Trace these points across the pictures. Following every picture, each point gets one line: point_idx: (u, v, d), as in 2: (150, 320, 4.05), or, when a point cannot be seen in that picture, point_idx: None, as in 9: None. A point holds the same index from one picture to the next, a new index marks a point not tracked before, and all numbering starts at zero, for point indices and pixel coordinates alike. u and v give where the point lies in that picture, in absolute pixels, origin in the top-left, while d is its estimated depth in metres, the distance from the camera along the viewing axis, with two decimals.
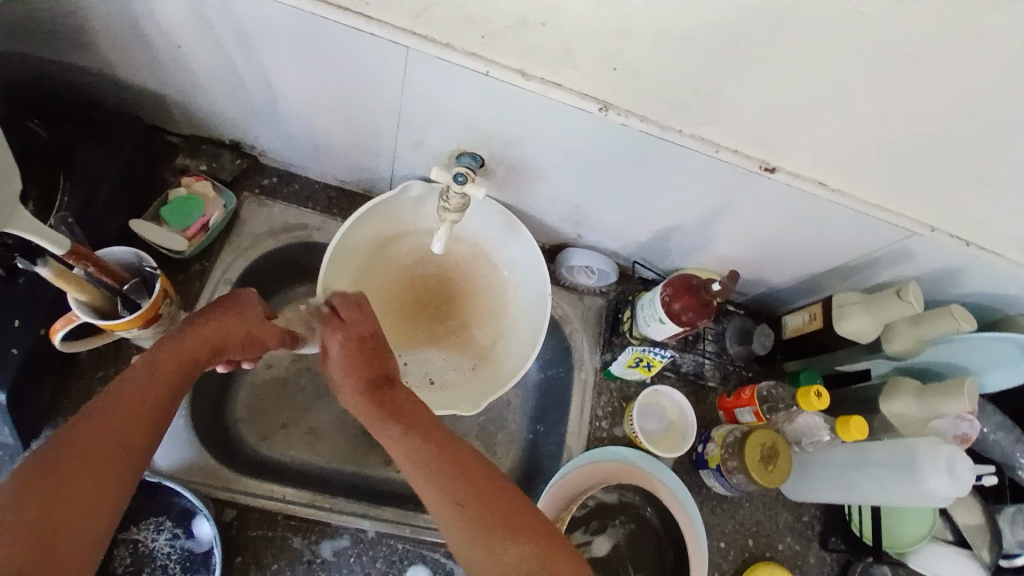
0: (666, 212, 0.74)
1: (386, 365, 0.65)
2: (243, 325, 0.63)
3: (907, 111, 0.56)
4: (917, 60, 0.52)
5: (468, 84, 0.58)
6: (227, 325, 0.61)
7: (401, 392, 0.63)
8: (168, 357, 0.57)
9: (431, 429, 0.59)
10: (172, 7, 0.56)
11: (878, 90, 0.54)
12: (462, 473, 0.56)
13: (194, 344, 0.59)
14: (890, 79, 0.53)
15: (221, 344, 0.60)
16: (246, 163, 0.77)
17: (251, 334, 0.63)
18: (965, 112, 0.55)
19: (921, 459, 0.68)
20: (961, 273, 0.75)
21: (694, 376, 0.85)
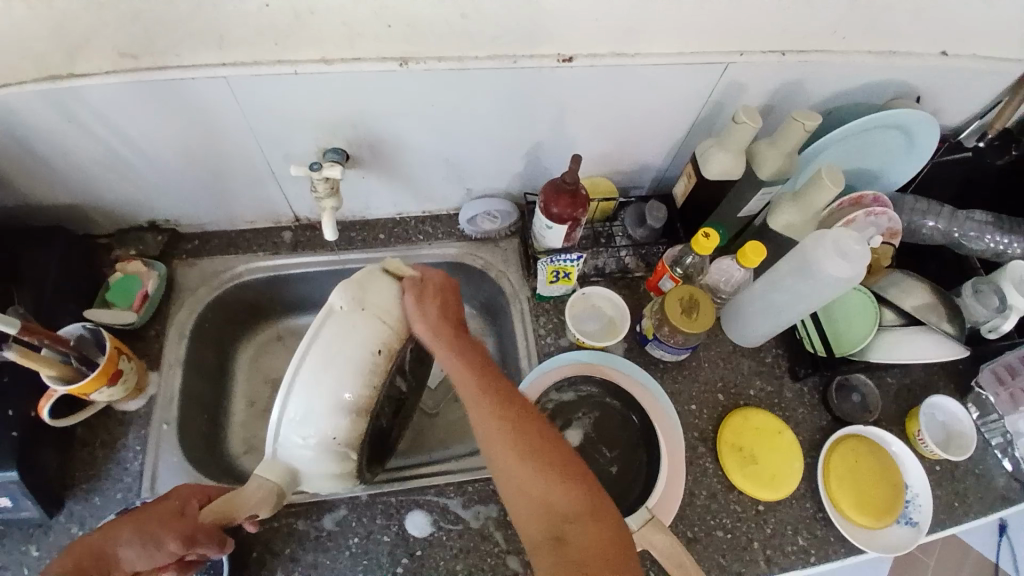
0: (522, 135, 0.82)
1: (478, 350, 0.67)
2: (142, 519, 0.60)
3: None
4: None
5: (292, 90, 0.68)
6: (123, 524, 0.60)
7: (503, 380, 0.64)
8: (57, 569, 0.57)
9: (509, 398, 0.62)
10: (46, 120, 0.67)
11: None
12: (531, 438, 0.60)
13: (83, 552, 0.58)
14: None
15: (111, 546, 0.59)
16: (170, 236, 0.88)
17: (142, 527, 0.60)
18: None
19: (811, 253, 0.73)
20: (798, 82, 0.81)
21: (620, 272, 0.92)
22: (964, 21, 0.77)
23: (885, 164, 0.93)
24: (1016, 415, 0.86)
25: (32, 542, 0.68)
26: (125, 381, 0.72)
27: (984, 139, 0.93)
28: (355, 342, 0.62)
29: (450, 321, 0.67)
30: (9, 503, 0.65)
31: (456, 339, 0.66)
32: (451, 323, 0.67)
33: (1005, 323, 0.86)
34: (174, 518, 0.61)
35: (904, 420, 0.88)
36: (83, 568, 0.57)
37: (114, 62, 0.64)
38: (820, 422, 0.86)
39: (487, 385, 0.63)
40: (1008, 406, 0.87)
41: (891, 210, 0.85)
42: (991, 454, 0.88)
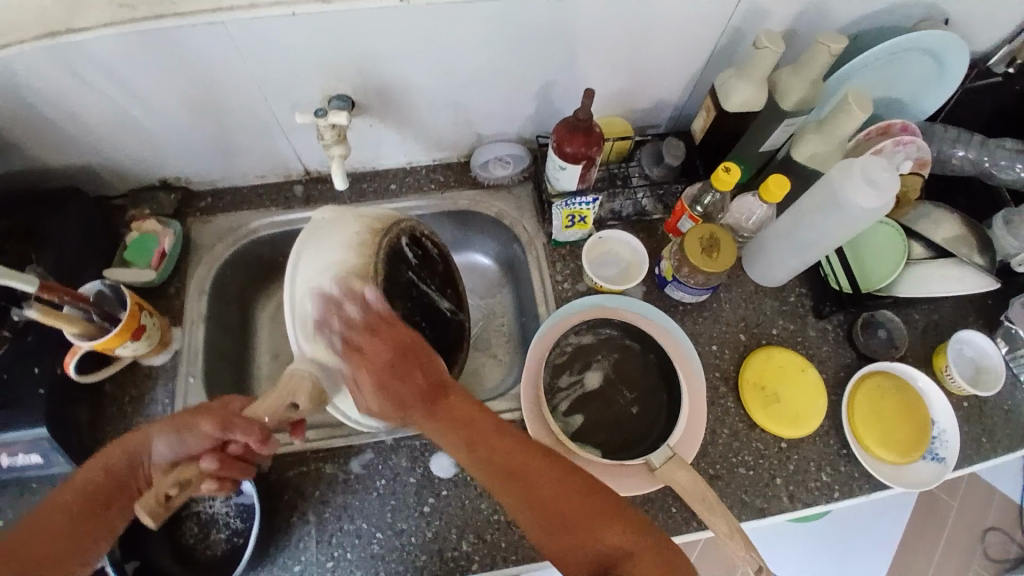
0: (530, 74, 0.79)
1: (429, 374, 0.61)
2: (176, 418, 0.60)
3: None
4: None
5: (290, 33, 0.66)
6: (152, 427, 0.59)
7: (455, 395, 0.62)
8: (93, 469, 0.57)
9: (477, 436, 0.60)
10: (46, 77, 0.66)
11: None
12: (522, 475, 0.57)
13: (115, 452, 0.58)
14: None
15: (141, 444, 0.59)
16: (182, 195, 0.88)
17: (178, 422, 0.59)
18: None
19: (838, 183, 0.70)
20: (823, 3, 0.76)
21: (637, 216, 0.90)
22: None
23: (915, 90, 0.89)
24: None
25: None
26: (149, 338, 0.73)
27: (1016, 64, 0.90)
28: (340, 244, 0.64)
29: (388, 351, 0.59)
30: (42, 459, 0.67)
31: (395, 372, 0.60)
32: (399, 350, 0.60)
33: None
34: (213, 409, 0.61)
35: (932, 355, 0.86)
36: (115, 466, 0.58)
37: (109, 12, 0.62)
38: (845, 359, 0.85)
39: (461, 432, 0.60)
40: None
41: (922, 139, 0.81)
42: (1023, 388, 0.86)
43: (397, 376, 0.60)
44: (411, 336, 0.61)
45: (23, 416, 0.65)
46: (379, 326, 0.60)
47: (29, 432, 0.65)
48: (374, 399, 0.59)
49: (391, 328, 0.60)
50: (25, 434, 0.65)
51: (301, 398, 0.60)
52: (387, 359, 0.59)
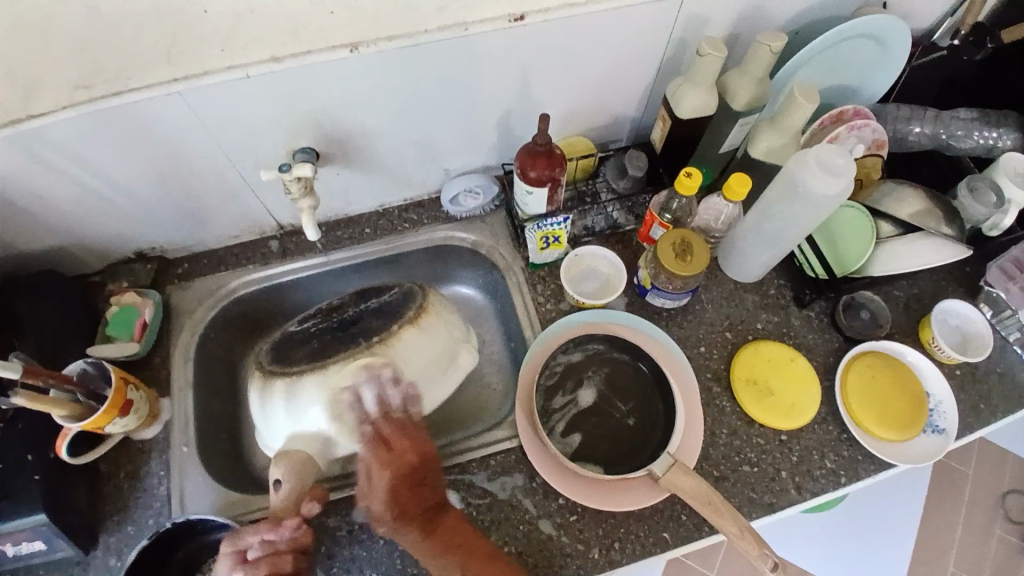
0: (487, 106, 0.81)
1: (435, 496, 0.67)
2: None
3: None
4: None
5: (247, 95, 0.68)
6: None
7: (449, 517, 0.67)
8: None
9: (443, 538, 0.65)
10: (10, 166, 0.67)
11: None
12: None
13: None
14: None
15: None
16: (158, 264, 0.88)
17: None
18: None
19: (796, 175, 0.71)
20: (759, 5, 0.79)
21: (611, 228, 0.91)
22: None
23: (862, 75, 0.92)
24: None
25: None
26: (137, 411, 0.73)
27: (957, 36, 0.89)
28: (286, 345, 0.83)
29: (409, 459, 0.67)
30: (45, 545, 0.67)
31: (403, 499, 0.65)
32: (420, 461, 0.67)
33: (1004, 220, 0.85)
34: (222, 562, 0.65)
35: (919, 330, 0.87)
36: None
37: (67, 97, 0.63)
38: (833, 344, 0.85)
39: (446, 558, 0.64)
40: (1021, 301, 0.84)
41: (875, 121, 0.83)
42: (1010, 350, 0.87)
43: (419, 506, 0.66)
44: (430, 493, 0.67)
45: (16, 505, 0.64)
46: (400, 475, 0.66)
47: (26, 518, 0.64)
48: (381, 496, 0.65)
49: (399, 446, 0.67)
50: (22, 523, 0.64)
51: (277, 468, 0.69)
52: (401, 489, 0.65)
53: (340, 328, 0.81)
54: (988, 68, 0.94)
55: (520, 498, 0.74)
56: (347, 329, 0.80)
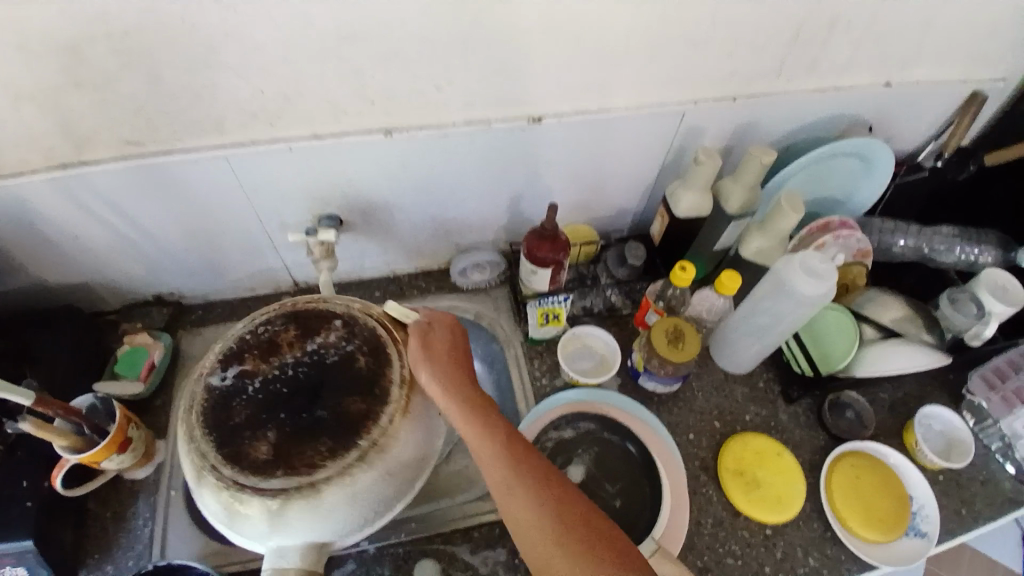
0: (501, 191, 0.89)
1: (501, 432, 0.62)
2: None
3: (593, 38, 0.71)
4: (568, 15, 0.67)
5: (286, 165, 0.75)
6: None
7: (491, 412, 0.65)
8: None
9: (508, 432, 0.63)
10: (58, 207, 0.73)
11: (558, 38, 0.70)
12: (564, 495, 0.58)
13: None
14: (560, 33, 0.69)
15: None
16: (173, 309, 0.92)
17: None
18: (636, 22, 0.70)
19: (783, 274, 0.77)
20: (753, 123, 0.88)
21: (608, 311, 0.95)
22: (908, 52, 0.84)
23: (846, 192, 1.00)
24: (1011, 416, 0.87)
25: None
26: (134, 450, 0.74)
27: (943, 157, 0.99)
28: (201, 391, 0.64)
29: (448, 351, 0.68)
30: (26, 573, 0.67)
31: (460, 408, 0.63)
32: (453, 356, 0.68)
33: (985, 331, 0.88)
34: None
35: (903, 433, 0.89)
36: None
37: (120, 149, 0.69)
38: (818, 442, 0.87)
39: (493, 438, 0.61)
40: (1003, 409, 0.88)
41: (860, 232, 0.91)
42: (993, 458, 0.89)
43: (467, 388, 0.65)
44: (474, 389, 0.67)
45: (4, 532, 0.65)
46: (451, 352, 0.68)
47: (11, 546, 0.64)
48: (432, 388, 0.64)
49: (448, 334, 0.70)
50: (9, 548, 0.64)
51: None
52: (446, 359, 0.67)
53: (296, 403, 0.62)
54: (962, 193, 1.03)
55: None
56: (309, 406, 0.63)
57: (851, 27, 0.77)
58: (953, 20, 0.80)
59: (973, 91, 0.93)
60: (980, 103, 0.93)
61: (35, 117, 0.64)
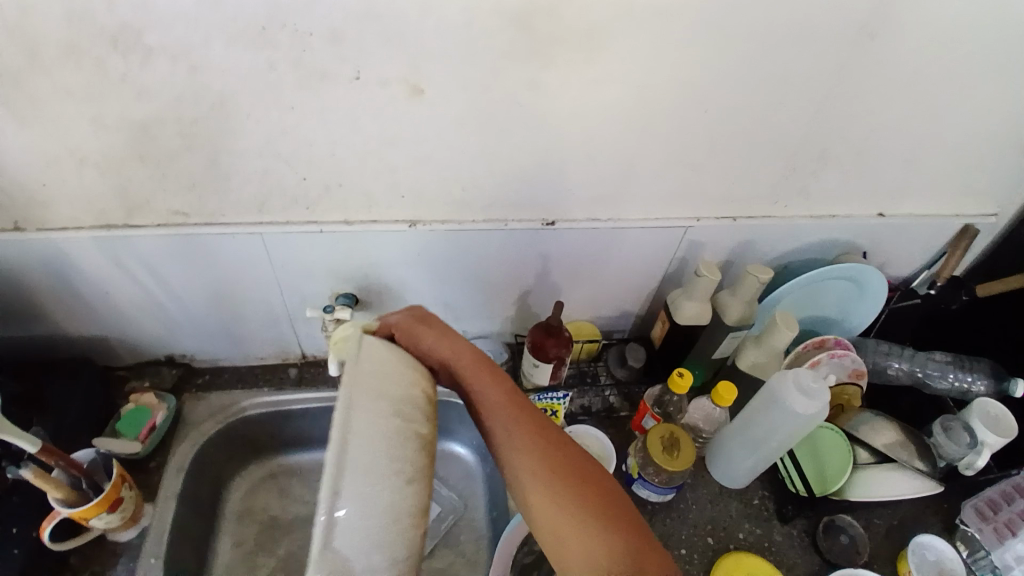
0: (512, 284, 0.93)
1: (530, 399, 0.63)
2: None
3: (605, 158, 0.78)
4: (586, 134, 0.75)
5: (314, 244, 0.80)
6: None
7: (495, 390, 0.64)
8: None
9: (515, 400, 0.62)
10: (98, 264, 0.78)
11: (577, 155, 0.77)
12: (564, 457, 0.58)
13: None
14: (579, 151, 0.77)
15: None
16: (183, 370, 0.94)
17: None
18: (646, 145, 0.77)
19: (776, 389, 0.79)
20: (751, 243, 0.94)
21: (606, 411, 0.97)
22: (895, 189, 0.91)
23: (841, 317, 1.05)
24: (1002, 547, 0.83)
25: None
26: (123, 509, 0.74)
27: (935, 285, 1.02)
28: (387, 434, 0.51)
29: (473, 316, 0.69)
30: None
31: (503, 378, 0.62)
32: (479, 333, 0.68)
33: (979, 460, 0.88)
34: None
35: (898, 561, 0.86)
36: None
37: (165, 218, 0.75)
38: (813, 567, 0.85)
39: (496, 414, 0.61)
40: (994, 541, 0.85)
41: (853, 352, 0.93)
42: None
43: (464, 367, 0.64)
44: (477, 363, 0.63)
45: None
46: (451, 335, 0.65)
47: None
48: (454, 348, 0.62)
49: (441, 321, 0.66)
50: None
51: None
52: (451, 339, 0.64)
53: None
54: (955, 322, 1.07)
55: None
56: None
57: (839, 162, 0.85)
58: (932, 164, 0.88)
59: (963, 225, 0.99)
60: (972, 237, 0.99)
61: (96, 185, 0.70)
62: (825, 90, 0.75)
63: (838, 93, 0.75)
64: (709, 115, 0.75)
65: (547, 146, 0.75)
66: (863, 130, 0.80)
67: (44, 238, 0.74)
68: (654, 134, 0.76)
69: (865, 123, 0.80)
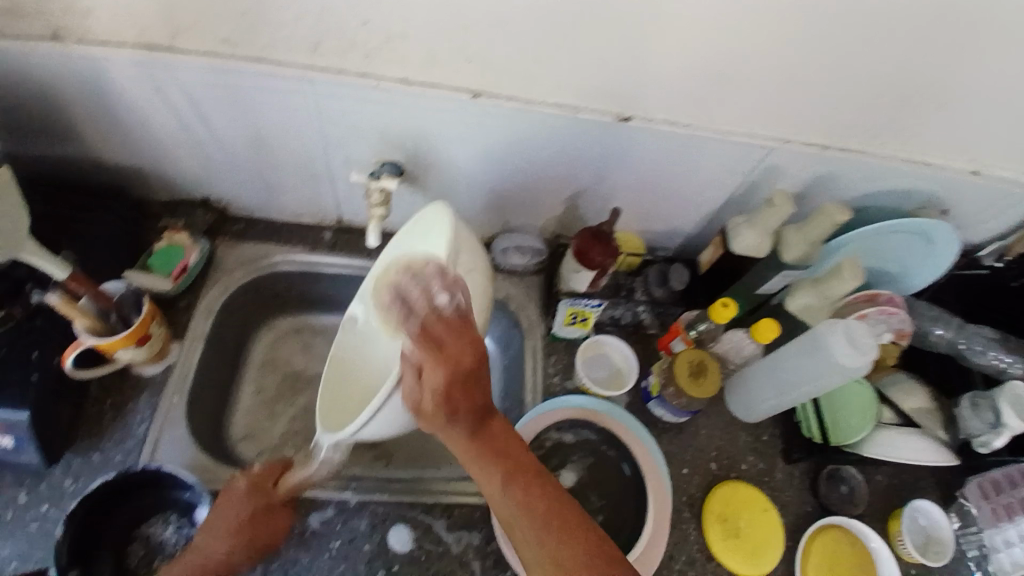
0: (567, 182, 0.87)
1: (486, 397, 0.59)
2: (227, 514, 0.66)
3: (703, 54, 0.69)
4: (691, 19, 0.65)
5: (366, 100, 0.73)
6: (207, 537, 0.64)
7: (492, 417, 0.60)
8: None
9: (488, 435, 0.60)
10: (136, 88, 0.72)
11: (672, 44, 0.68)
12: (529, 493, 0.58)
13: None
14: (677, 41, 0.67)
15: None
16: (217, 215, 0.91)
17: (231, 527, 0.65)
18: (754, 45, 0.67)
19: (823, 337, 0.76)
20: (833, 177, 0.86)
21: (633, 326, 0.94)
22: (1011, 145, 0.81)
23: (899, 274, 0.98)
24: (995, 529, 0.85)
25: (23, 488, 0.70)
26: (150, 346, 0.75)
27: (1002, 259, 1.00)
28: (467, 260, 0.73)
29: (465, 364, 0.56)
30: (11, 445, 0.67)
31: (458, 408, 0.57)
32: (477, 361, 0.57)
33: (994, 441, 0.86)
34: (240, 502, 0.66)
35: (887, 518, 0.89)
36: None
37: (211, 47, 0.68)
38: (805, 508, 0.87)
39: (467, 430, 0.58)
40: (989, 520, 0.86)
41: (901, 310, 0.86)
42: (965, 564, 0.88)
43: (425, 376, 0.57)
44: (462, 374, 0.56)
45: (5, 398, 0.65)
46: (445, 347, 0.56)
47: (4, 414, 0.65)
48: (428, 399, 0.57)
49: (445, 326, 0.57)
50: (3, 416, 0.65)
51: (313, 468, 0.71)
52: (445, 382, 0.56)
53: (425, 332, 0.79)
54: None
55: (471, 557, 0.75)
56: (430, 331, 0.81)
57: (956, 105, 0.75)
58: None
59: None
60: None
61: None
62: (979, 12, 0.63)
63: (996, 17, 0.63)
64: (836, 24, 0.64)
65: (642, 27, 0.66)
66: (1006, 69, 0.69)
67: (79, 49, 0.67)
68: (767, 34, 0.66)
69: (1007, 64, 0.68)
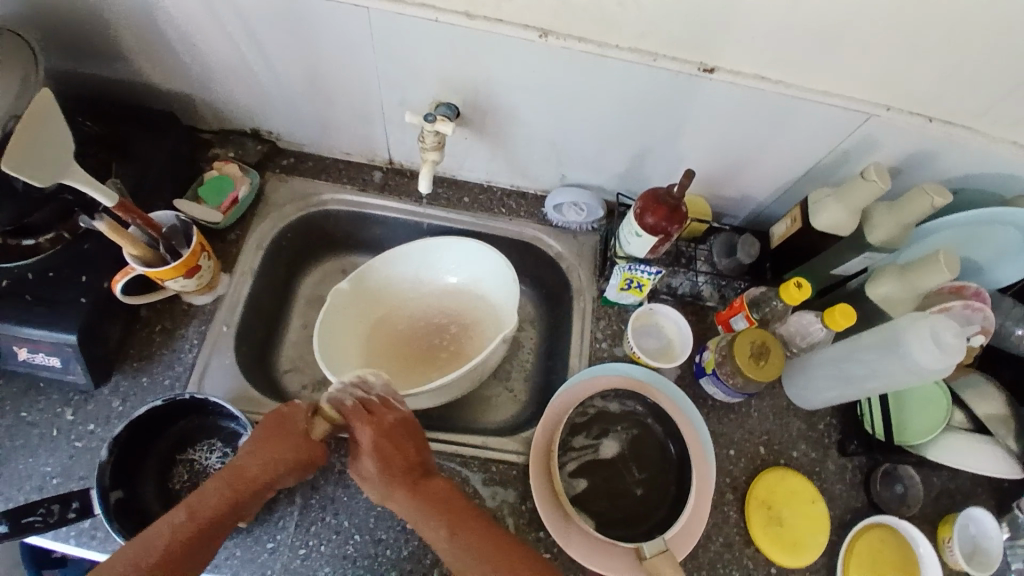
0: (634, 139, 0.80)
1: (419, 455, 0.66)
2: (289, 428, 0.66)
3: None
4: None
5: (426, 35, 0.68)
6: (268, 448, 0.64)
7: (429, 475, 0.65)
8: (215, 500, 0.60)
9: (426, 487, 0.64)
10: (190, 12, 0.69)
11: None
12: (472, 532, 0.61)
13: (240, 480, 0.62)
14: None
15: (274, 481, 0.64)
16: (268, 147, 0.90)
17: (293, 441, 0.65)
18: None
19: (905, 330, 0.69)
20: (934, 156, 0.75)
21: (691, 297, 0.89)
22: None
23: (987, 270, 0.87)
24: None
25: (71, 406, 0.72)
26: (199, 278, 0.74)
27: None
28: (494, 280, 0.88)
29: (388, 423, 0.66)
30: (59, 364, 0.69)
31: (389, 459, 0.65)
32: (397, 425, 0.67)
33: None
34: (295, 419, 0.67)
35: (937, 523, 0.82)
36: (246, 491, 0.62)
37: None
38: (856, 504, 0.82)
39: (402, 485, 0.64)
40: None
41: (987, 307, 0.77)
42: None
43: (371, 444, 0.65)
44: (393, 433, 0.66)
45: (59, 318, 0.67)
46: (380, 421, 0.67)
47: (56, 334, 0.67)
48: (368, 467, 0.65)
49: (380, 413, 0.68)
50: (54, 336, 0.67)
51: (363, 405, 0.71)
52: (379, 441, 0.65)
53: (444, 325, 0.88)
54: None
55: (504, 514, 0.74)
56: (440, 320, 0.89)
57: None
58: None
59: None
60: None
61: None
62: None
63: None
64: None
65: None
66: None
67: None
68: None
69: None
